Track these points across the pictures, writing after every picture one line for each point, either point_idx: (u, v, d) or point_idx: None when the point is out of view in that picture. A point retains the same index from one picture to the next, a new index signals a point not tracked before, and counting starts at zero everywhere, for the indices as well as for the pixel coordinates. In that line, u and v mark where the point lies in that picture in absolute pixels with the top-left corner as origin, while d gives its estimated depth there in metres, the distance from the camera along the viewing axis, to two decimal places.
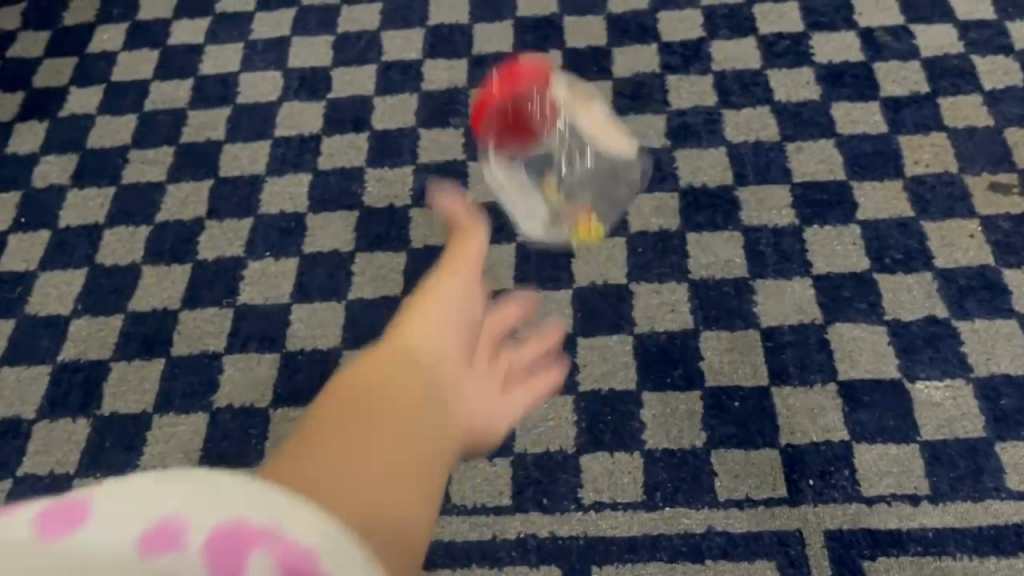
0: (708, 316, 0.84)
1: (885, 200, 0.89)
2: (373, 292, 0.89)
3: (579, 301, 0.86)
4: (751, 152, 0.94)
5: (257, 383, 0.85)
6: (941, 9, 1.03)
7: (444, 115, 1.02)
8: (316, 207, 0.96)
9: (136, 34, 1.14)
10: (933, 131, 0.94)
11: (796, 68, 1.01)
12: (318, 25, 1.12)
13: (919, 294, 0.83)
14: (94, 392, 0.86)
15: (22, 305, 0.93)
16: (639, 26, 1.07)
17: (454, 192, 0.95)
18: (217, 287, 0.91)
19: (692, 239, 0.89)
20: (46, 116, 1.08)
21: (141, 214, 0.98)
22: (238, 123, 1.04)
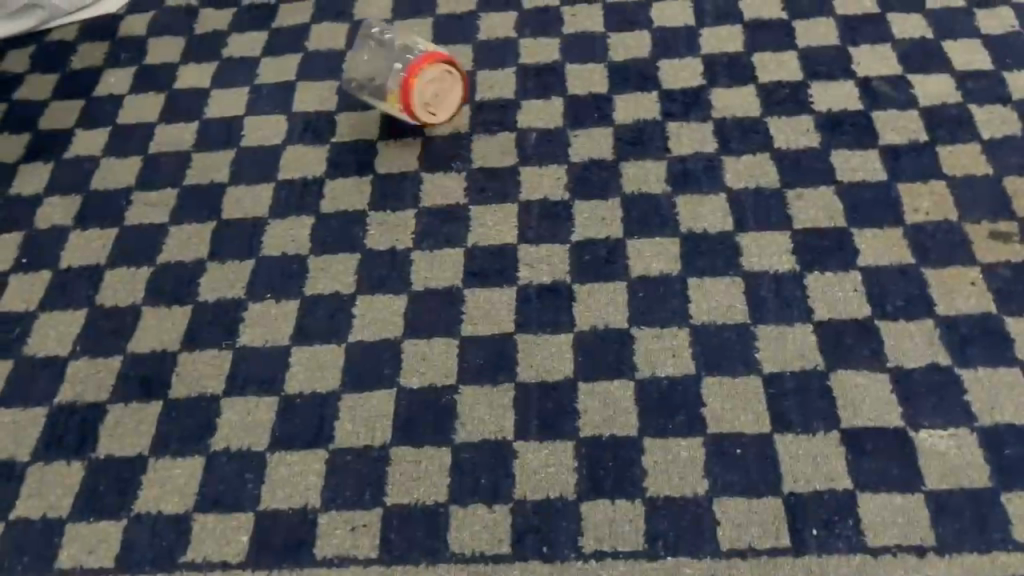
0: (709, 361, 0.83)
1: (886, 247, 0.90)
2: (373, 335, 0.89)
3: (580, 346, 0.86)
4: (751, 198, 0.95)
5: (255, 426, 0.84)
6: (939, 60, 1.05)
7: (447, 160, 1.03)
8: (318, 249, 0.96)
9: (143, 78, 1.16)
10: (933, 179, 0.94)
11: (796, 116, 1.02)
12: (323, 70, 1.14)
13: (921, 342, 0.83)
14: (90, 434, 0.85)
15: (21, 345, 0.92)
16: (640, 74, 1.08)
17: (455, 235, 0.96)
18: (217, 329, 0.91)
19: (693, 284, 0.89)
20: (51, 157, 1.09)
21: (143, 255, 0.98)
22: (241, 165, 1.05)
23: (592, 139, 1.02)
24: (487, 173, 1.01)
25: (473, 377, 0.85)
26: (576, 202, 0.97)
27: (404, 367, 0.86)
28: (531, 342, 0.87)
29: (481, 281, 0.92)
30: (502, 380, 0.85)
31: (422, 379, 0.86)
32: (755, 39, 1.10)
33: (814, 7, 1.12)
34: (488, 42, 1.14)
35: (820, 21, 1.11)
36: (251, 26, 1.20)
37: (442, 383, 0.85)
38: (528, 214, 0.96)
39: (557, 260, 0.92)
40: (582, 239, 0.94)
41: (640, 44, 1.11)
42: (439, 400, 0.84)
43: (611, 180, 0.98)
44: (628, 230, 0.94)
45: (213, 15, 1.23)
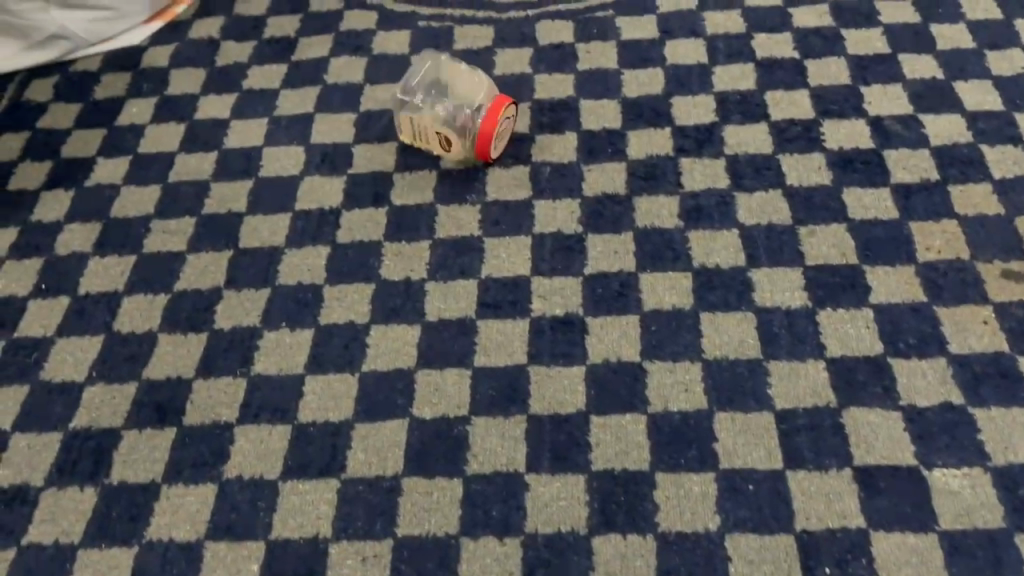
0: (721, 396, 0.84)
1: (898, 284, 0.90)
2: (387, 364, 0.90)
3: (592, 379, 0.86)
4: (764, 234, 0.96)
5: (268, 454, 0.85)
6: (950, 100, 1.06)
7: (462, 192, 1.04)
8: (333, 279, 0.97)
9: (164, 108, 1.18)
10: (945, 218, 0.95)
11: (808, 153, 1.03)
12: (341, 102, 1.16)
13: (933, 380, 0.83)
14: (104, 460, 0.86)
15: (38, 370, 0.93)
16: (653, 110, 1.09)
17: (469, 267, 0.97)
18: (232, 356, 0.92)
19: (706, 318, 0.89)
20: (72, 185, 1.10)
21: (160, 282, 0.99)
22: (259, 195, 1.06)
23: (605, 173, 1.03)
24: (501, 206, 1.02)
25: (486, 409, 0.85)
26: (590, 235, 0.98)
27: (417, 398, 0.87)
28: (543, 374, 0.87)
29: (494, 313, 0.92)
30: (514, 412, 0.85)
31: (434, 409, 0.86)
32: (768, 77, 1.11)
33: (825, 47, 1.14)
34: (503, 77, 1.16)
35: (831, 61, 1.12)
36: (271, 59, 1.23)
37: (455, 414, 0.85)
38: (541, 246, 0.97)
39: (570, 292, 0.93)
40: (595, 272, 0.94)
41: (653, 81, 1.13)
42: (452, 431, 0.84)
43: (624, 214, 0.99)
44: (641, 264, 0.94)
45: (234, 48, 1.25)
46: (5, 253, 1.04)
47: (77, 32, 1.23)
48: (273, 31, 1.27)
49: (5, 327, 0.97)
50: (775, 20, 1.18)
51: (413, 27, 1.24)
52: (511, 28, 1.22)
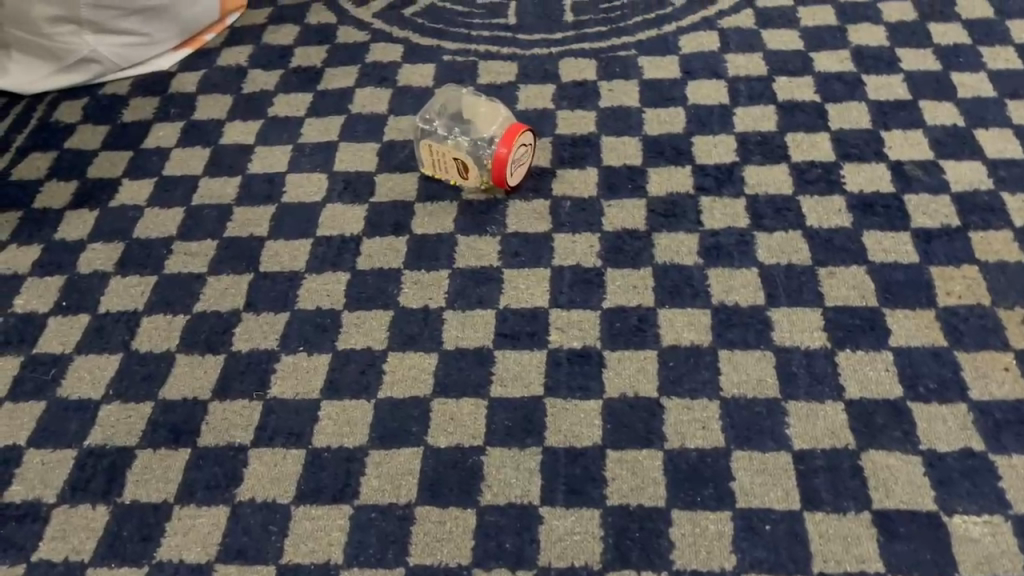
0: (739, 435, 0.83)
1: (918, 328, 0.90)
2: (403, 392, 0.90)
3: (609, 413, 0.86)
4: (783, 274, 0.96)
5: (281, 478, 0.84)
6: (970, 147, 1.07)
7: (482, 223, 1.04)
8: (352, 305, 0.98)
9: (191, 133, 1.20)
10: (965, 263, 0.95)
11: (828, 196, 1.03)
12: (365, 132, 1.17)
13: (954, 425, 0.83)
14: (118, 479, 0.86)
15: (55, 387, 0.94)
16: (673, 148, 1.10)
17: (488, 297, 0.97)
18: (248, 379, 0.92)
19: (724, 356, 0.89)
20: (97, 205, 1.12)
21: (180, 303, 1.00)
22: (281, 220, 1.07)
23: (626, 209, 1.04)
24: (521, 237, 1.02)
25: (501, 440, 0.85)
26: (609, 269, 0.98)
27: (432, 427, 0.87)
28: (560, 407, 0.87)
29: (512, 344, 0.92)
30: (530, 444, 0.84)
31: (449, 438, 0.86)
32: (788, 119, 1.12)
33: (846, 91, 1.15)
34: (526, 112, 1.17)
35: (852, 105, 1.13)
36: (297, 87, 1.24)
37: (470, 443, 0.85)
38: (560, 279, 0.98)
39: (588, 326, 0.93)
40: (614, 307, 0.94)
41: (675, 120, 1.14)
42: (466, 461, 0.84)
43: (644, 250, 0.99)
44: (660, 300, 0.94)
45: (262, 76, 1.27)
46: (28, 270, 1.05)
47: (108, 56, 1.25)
48: (299, 61, 1.29)
49: (24, 343, 0.98)
50: (796, 64, 1.19)
51: (437, 61, 1.26)
52: (534, 64, 1.24)
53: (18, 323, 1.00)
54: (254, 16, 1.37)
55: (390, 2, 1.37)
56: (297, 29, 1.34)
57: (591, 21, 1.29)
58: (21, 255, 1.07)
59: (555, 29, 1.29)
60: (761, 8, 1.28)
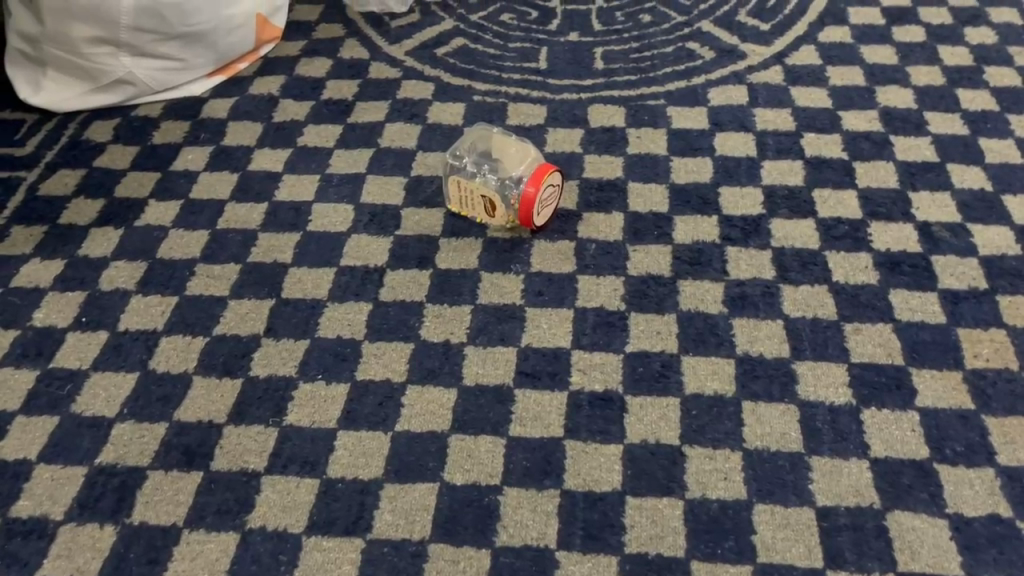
0: (762, 488, 0.82)
1: (945, 390, 0.89)
2: (420, 426, 0.88)
3: (630, 458, 0.85)
4: (808, 327, 0.95)
5: (294, 507, 0.83)
6: (998, 212, 1.07)
7: (507, 261, 1.04)
8: (373, 335, 0.97)
9: (220, 158, 1.20)
10: (993, 327, 0.94)
11: (855, 252, 1.03)
12: (393, 166, 1.18)
13: (981, 490, 0.81)
14: (127, 499, 0.84)
15: (69, 403, 0.93)
16: (700, 197, 1.10)
17: (510, 334, 0.96)
18: (265, 405, 0.91)
19: (748, 407, 0.88)
20: (123, 224, 1.12)
21: (201, 325, 0.99)
22: (306, 248, 1.07)
23: (651, 254, 1.04)
24: (545, 277, 1.02)
25: (519, 480, 0.84)
26: (633, 313, 0.97)
27: (449, 463, 0.85)
28: (580, 450, 0.86)
29: (533, 383, 0.91)
30: (548, 485, 0.83)
31: (466, 475, 0.84)
32: (816, 175, 1.13)
33: (874, 151, 1.15)
34: (554, 154, 1.18)
35: (880, 164, 1.13)
36: (327, 119, 1.25)
37: (487, 482, 0.84)
38: (584, 320, 0.97)
39: (610, 369, 0.92)
40: (637, 351, 0.94)
41: (702, 170, 1.14)
42: (482, 500, 0.82)
43: (668, 296, 0.99)
44: (684, 347, 0.94)
45: (293, 106, 1.28)
46: (49, 284, 1.05)
47: (143, 79, 1.26)
48: (331, 93, 1.30)
49: (41, 357, 0.97)
50: (823, 121, 1.20)
51: (468, 100, 1.27)
52: (564, 108, 1.25)
53: (36, 336, 0.99)
54: (288, 48, 1.38)
55: (423, 41, 1.38)
56: (330, 62, 1.35)
57: (621, 69, 1.30)
58: (44, 269, 1.07)
59: (585, 75, 1.30)
60: (790, 65, 1.29)
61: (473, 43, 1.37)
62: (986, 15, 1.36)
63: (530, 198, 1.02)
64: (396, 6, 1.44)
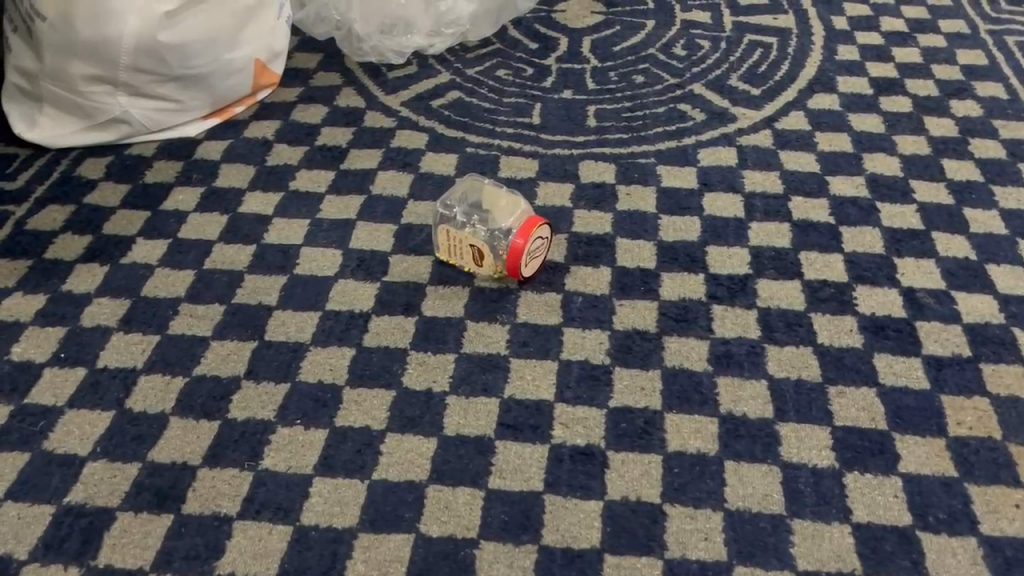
0: (742, 550, 0.81)
1: (928, 456, 0.89)
2: (398, 475, 0.87)
3: (610, 515, 0.83)
4: (793, 388, 0.95)
5: (265, 554, 0.81)
6: (983, 281, 1.08)
7: (493, 311, 1.04)
8: (355, 381, 0.96)
9: (210, 198, 1.21)
10: (976, 395, 0.94)
11: (840, 315, 1.03)
12: (384, 213, 1.18)
13: (964, 559, 0.80)
14: (94, 541, 0.82)
15: (42, 439, 0.91)
16: (687, 255, 1.11)
17: (493, 385, 0.95)
18: (241, 448, 0.90)
19: (730, 467, 0.87)
20: (109, 260, 1.11)
21: (180, 364, 0.98)
22: (292, 291, 1.07)
23: (637, 310, 1.04)
24: (531, 329, 1.02)
25: (496, 533, 0.82)
26: (618, 368, 0.97)
27: (426, 514, 0.84)
28: (559, 504, 0.84)
29: (514, 435, 0.90)
30: (525, 540, 0.82)
31: (443, 527, 0.83)
32: (803, 237, 1.13)
33: (861, 216, 1.17)
34: (544, 208, 1.18)
35: (866, 230, 1.15)
36: (320, 164, 1.26)
37: (463, 535, 0.82)
38: (568, 373, 0.96)
39: (592, 423, 0.91)
40: (621, 406, 0.93)
41: (690, 228, 1.15)
42: (458, 553, 0.81)
43: (654, 351, 0.99)
44: (667, 404, 0.93)
45: (286, 150, 1.29)
46: (30, 318, 1.04)
47: (139, 119, 1.27)
48: (325, 139, 1.31)
49: (17, 391, 0.96)
50: (811, 185, 1.21)
51: (461, 151, 1.28)
52: (556, 163, 1.26)
53: (12, 370, 0.98)
54: (285, 94, 1.40)
55: (419, 93, 1.40)
56: (326, 109, 1.37)
57: (613, 128, 1.32)
58: (25, 303, 1.06)
59: (577, 131, 1.32)
60: (780, 129, 1.31)
61: (469, 97, 1.39)
62: (972, 89, 1.39)
63: (517, 250, 1.03)
64: (394, 57, 1.46)
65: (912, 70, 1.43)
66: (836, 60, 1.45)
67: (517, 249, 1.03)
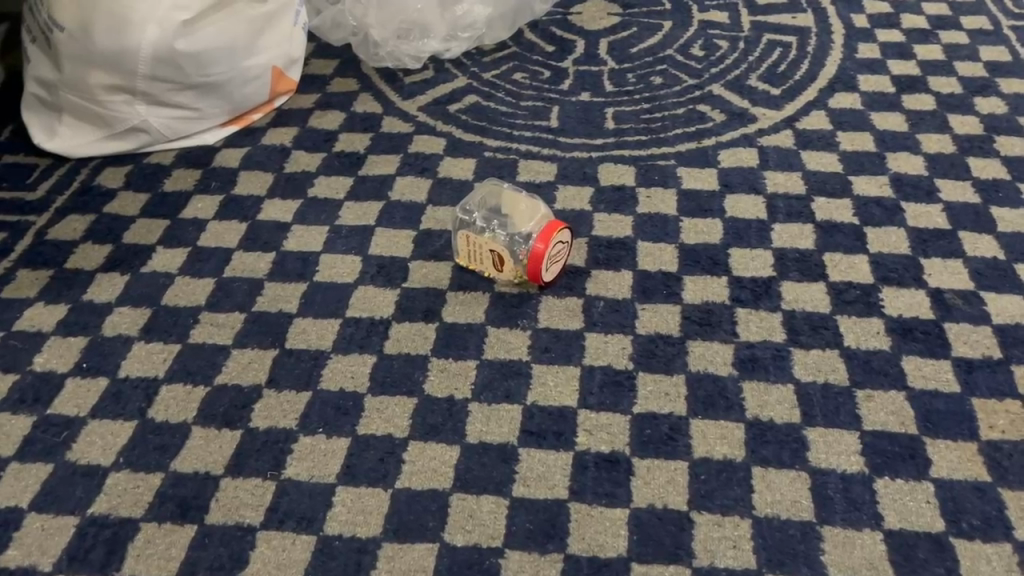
0: (772, 558, 0.80)
1: (960, 461, 0.87)
2: (422, 483, 0.86)
3: (636, 523, 0.82)
4: (820, 393, 0.93)
5: (289, 564, 0.80)
6: (1012, 280, 1.06)
7: (514, 317, 1.03)
8: (376, 389, 0.95)
9: (230, 206, 1.21)
10: (1008, 397, 0.93)
11: (866, 318, 1.02)
12: (403, 218, 1.17)
13: (999, 566, 0.79)
14: (117, 552, 0.82)
15: (65, 450, 0.91)
16: (709, 258, 1.10)
17: (516, 391, 0.95)
18: (264, 457, 0.89)
19: (758, 473, 0.86)
20: (129, 269, 1.11)
21: (202, 373, 0.98)
22: (312, 298, 1.06)
23: (660, 314, 1.03)
24: (553, 334, 1.01)
25: (521, 542, 0.81)
26: (641, 373, 0.96)
27: (451, 523, 0.83)
28: (584, 513, 0.83)
29: (537, 442, 0.90)
30: (551, 549, 0.81)
31: (467, 537, 0.82)
32: (827, 239, 1.12)
33: (885, 216, 1.15)
34: (564, 212, 1.18)
35: (892, 230, 1.13)
36: (338, 171, 1.26)
37: (488, 544, 0.81)
38: (591, 379, 0.95)
39: (617, 430, 0.90)
40: (645, 412, 0.92)
41: (711, 231, 1.13)
42: (484, 562, 0.80)
43: (677, 356, 0.98)
44: (692, 410, 0.92)
45: (305, 157, 1.29)
46: (52, 329, 1.04)
47: (157, 127, 1.27)
48: (343, 145, 1.30)
49: (39, 402, 0.96)
50: (835, 185, 1.20)
51: (479, 156, 1.28)
52: (575, 166, 1.25)
53: (35, 381, 0.98)
54: (302, 100, 1.39)
55: (437, 97, 1.40)
56: (344, 115, 1.36)
57: (632, 130, 1.31)
58: (47, 313, 1.06)
59: (596, 134, 1.31)
60: (801, 129, 1.30)
61: (486, 101, 1.38)
62: (996, 86, 1.37)
63: (537, 253, 1.02)
64: (411, 62, 1.46)
65: (935, 67, 1.41)
66: (856, 58, 1.43)
67: (538, 252, 1.02)
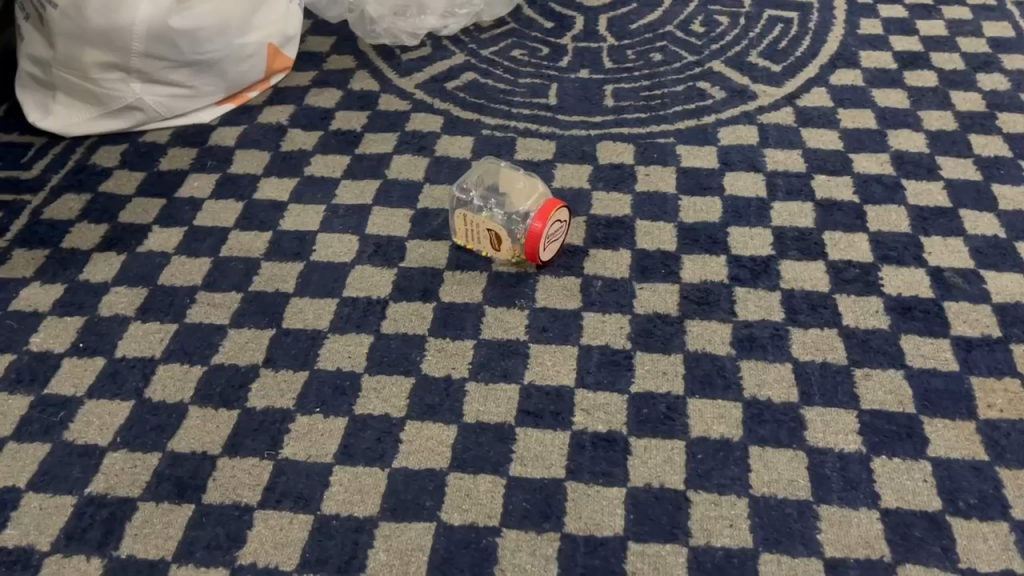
0: (768, 537, 0.80)
1: (958, 440, 0.87)
2: (419, 463, 0.86)
3: (633, 503, 0.82)
4: (818, 372, 0.93)
5: (287, 544, 0.81)
6: (1012, 259, 1.05)
7: (511, 296, 1.03)
8: (373, 368, 0.95)
9: (225, 185, 1.20)
10: (1007, 376, 0.92)
11: (865, 297, 1.01)
12: (400, 197, 1.17)
13: (996, 545, 0.79)
14: (115, 531, 0.82)
15: (62, 430, 0.91)
16: (708, 236, 1.09)
17: (513, 371, 0.94)
18: (261, 437, 0.89)
19: (755, 452, 0.86)
20: (125, 249, 1.11)
21: (199, 353, 0.98)
22: (308, 278, 1.06)
23: (658, 294, 1.02)
24: (550, 314, 1.00)
25: (518, 522, 0.81)
26: (639, 352, 0.96)
27: (448, 502, 0.83)
28: (581, 492, 0.83)
29: (534, 422, 0.89)
30: (548, 528, 0.81)
31: (464, 516, 0.82)
32: (826, 217, 1.11)
33: (886, 194, 1.14)
34: (562, 190, 1.17)
35: (892, 208, 1.12)
36: (335, 149, 1.25)
37: (485, 523, 0.81)
38: (588, 358, 0.95)
39: (614, 409, 0.90)
40: (642, 393, 0.92)
41: (710, 210, 1.13)
42: (481, 541, 0.80)
43: (675, 335, 0.97)
44: (689, 389, 0.92)
45: (301, 135, 1.28)
46: (48, 309, 1.04)
47: (152, 105, 1.26)
48: (340, 124, 1.29)
49: (35, 383, 0.96)
50: (835, 163, 1.19)
51: (476, 134, 1.26)
52: (573, 144, 1.24)
53: (31, 361, 0.98)
54: (299, 78, 1.38)
55: (434, 74, 1.38)
56: (340, 93, 1.35)
57: (631, 107, 1.30)
58: (43, 293, 1.05)
59: (595, 112, 1.30)
60: (801, 106, 1.29)
61: (483, 78, 1.37)
62: (999, 62, 1.35)
63: (536, 234, 1.01)
64: (408, 39, 1.44)
65: (937, 43, 1.40)
66: (858, 34, 1.42)
67: (537, 232, 1.01)
